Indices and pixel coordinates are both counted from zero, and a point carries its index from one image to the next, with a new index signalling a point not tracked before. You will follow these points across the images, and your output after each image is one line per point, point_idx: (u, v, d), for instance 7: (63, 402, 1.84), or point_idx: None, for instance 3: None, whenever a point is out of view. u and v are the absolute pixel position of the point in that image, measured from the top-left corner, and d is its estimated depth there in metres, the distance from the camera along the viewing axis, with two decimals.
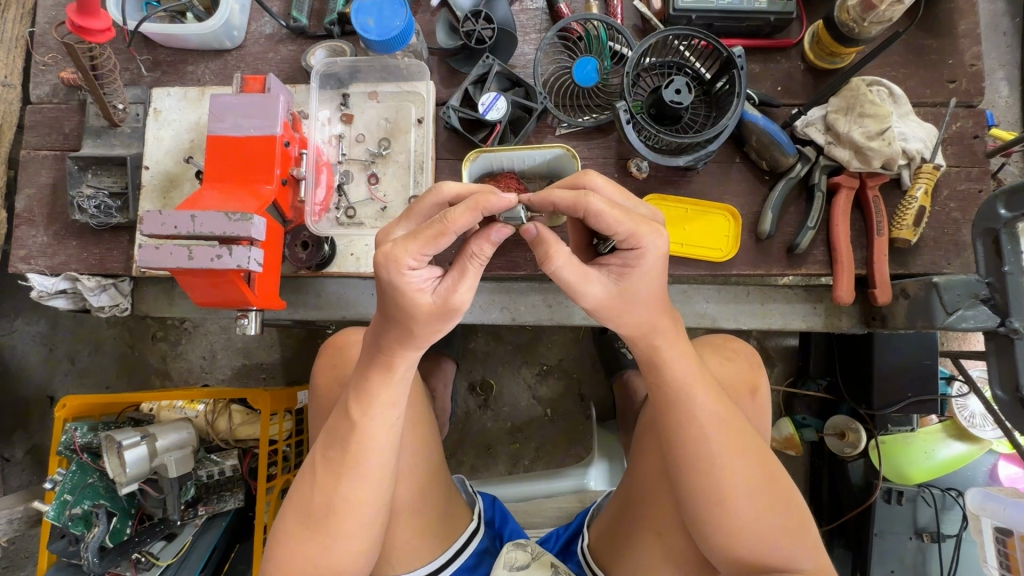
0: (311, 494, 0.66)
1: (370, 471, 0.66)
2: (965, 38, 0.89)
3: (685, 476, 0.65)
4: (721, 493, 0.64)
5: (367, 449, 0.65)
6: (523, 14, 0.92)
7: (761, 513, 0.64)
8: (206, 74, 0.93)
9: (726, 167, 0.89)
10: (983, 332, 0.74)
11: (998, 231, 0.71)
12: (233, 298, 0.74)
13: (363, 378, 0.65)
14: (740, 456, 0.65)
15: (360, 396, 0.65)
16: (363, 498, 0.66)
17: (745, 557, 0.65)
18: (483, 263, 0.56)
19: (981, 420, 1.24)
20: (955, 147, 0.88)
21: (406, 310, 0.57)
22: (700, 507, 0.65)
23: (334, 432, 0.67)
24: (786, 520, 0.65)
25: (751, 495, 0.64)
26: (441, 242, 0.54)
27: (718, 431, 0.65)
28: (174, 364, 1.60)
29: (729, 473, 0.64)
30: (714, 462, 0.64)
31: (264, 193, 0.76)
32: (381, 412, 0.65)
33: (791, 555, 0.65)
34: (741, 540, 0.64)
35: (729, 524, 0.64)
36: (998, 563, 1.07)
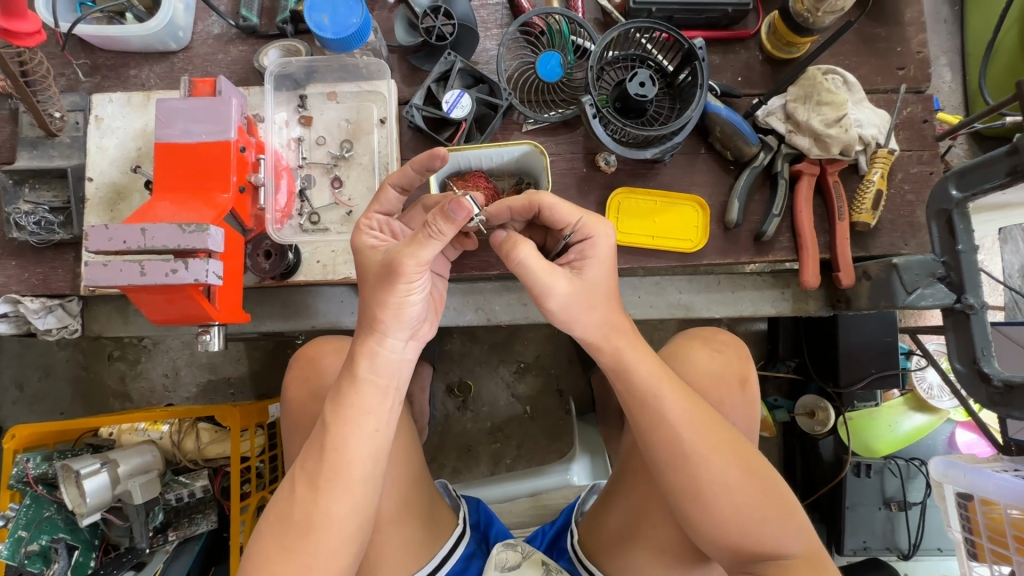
0: (291, 512, 0.63)
1: (349, 483, 0.63)
2: (911, 26, 0.92)
3: (664, 472, 0.66)
4: (700, 487, 0.64)
5: (345, 460, 0.62)
6: (483, 9, 0.91)
7: (745, 499, 0.64)
8: (152, 77, 0.88)
9: (692, 158, 0.90)
10: (942, 309, 0.77)
11: (951, 212, 0.74)
12: (193, 314, 0.70)
13: (340, 389, 0.64)
14: (717, 447, 0.66)
15: (339, 404, 0.63)
16: (341, 512, 0.62)
17: (728, 544, 0.65)
18: (437, 241, 0.58)
19: (939, 392, 1.30)
20: (907, 132, 0.91)
21: (362, 265, 0.64)
22: (682, 502, 0.65)
23: (314, 445, 0.64)
24: (771, 506, 0.65)
25: (730, 484, 0.64)
26: (386, 198, 0.70)
27: (692, 427, 0.66)
28: (134, 384, 1.53)
29: (708, 466, 0.65)
30: (696, 459, 0.65)
31: (220, 202, 0.73)
32: (357, 423, 0.63)
33: (781, 542, 0.65)
34: (728, 530, 0.64)
35: (717, 515, 0.64)
36: (961, 526, 1.14)
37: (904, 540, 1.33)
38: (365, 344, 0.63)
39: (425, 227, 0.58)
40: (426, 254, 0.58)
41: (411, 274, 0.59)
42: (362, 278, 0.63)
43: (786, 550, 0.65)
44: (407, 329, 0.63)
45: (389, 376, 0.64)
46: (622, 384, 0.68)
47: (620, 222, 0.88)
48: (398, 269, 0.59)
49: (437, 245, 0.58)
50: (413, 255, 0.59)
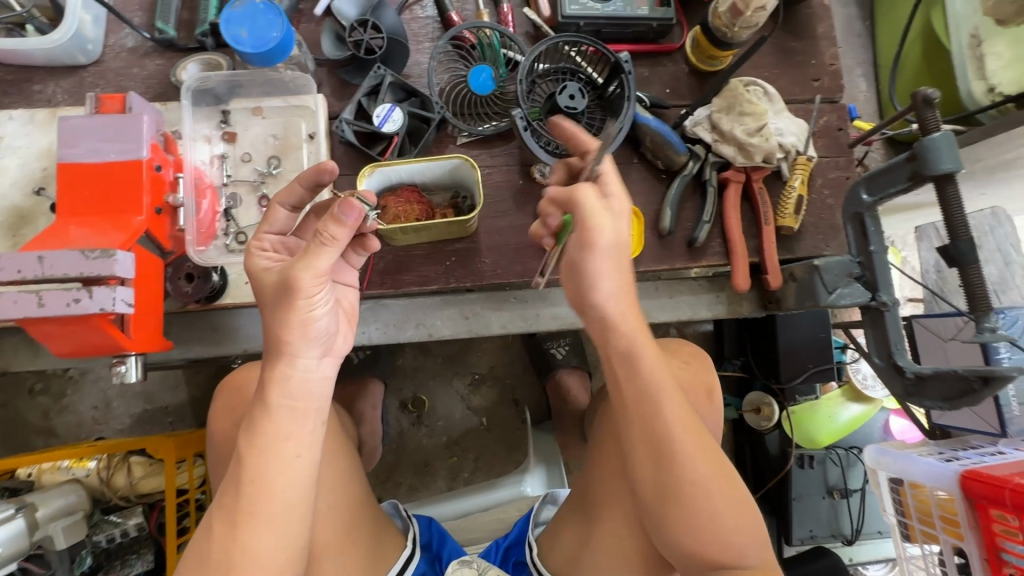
0: (207, 555, 0.58)
1: (269, 515, 0.58)
2: (824, 40, 0.98)
3: (645, 469, 0.64)
4: (686, 489, 0.62)
5: (264, 492, 0.58)
6: (414, 22, 0.90)
7: (726, 506, 0.63)
8: (58, 93, 0.83)
9: (625, 168, 0.92)
10: (859, 306, 0.81)
11: (862, 215, 0.79)
12: (104, 346, 0.65)
13: (253, 417, 0.60)
14: (703, 452, 0.64)
15: (252, 432, 0.59)
16: (267, 550, 0.58)
17: (693, 553, 0.64)
18: (337, 246, 0.56)
19: (871, 381, 1.37)
20: (824, 140, 0.96)
21: (259, 289, 0.61)
22: (667, 501, 0.63)
23: (230, 480, 0.59)
24: (746, 517, 0.64)
25: (710, 491, 0.63)
26: (274, 216, 0.66)
27: (685, 428, 0.63)
28: (60, 418, 1.44)
29: (692, 469, 0.63)
30: (687, 460, 0.63)
31: (133, 225, 0.69)
32: (275, 449, 0.59)
33: (747, 555, 0.64)
34: (704, 536, 0.63)
35: (697, 519, 0.62)
36: (895, 508, 1.21)
37: (847, 525, 1.40)
38: (275, 366, 0.59)
39: (318, 237, 0.57)
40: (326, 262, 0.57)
41: (310, 287, 0.57)
42: (262, 301, 0.61)
43: (750, 562, 0.64)
44: (318, 347, 0.61)
45: (308, 398, 0.61)
46: (622, 373, 0.65)
47: None
48: (295, 284, 0.57)
49: (333, 253, 0.57)
50: (309, 269, 0.57)
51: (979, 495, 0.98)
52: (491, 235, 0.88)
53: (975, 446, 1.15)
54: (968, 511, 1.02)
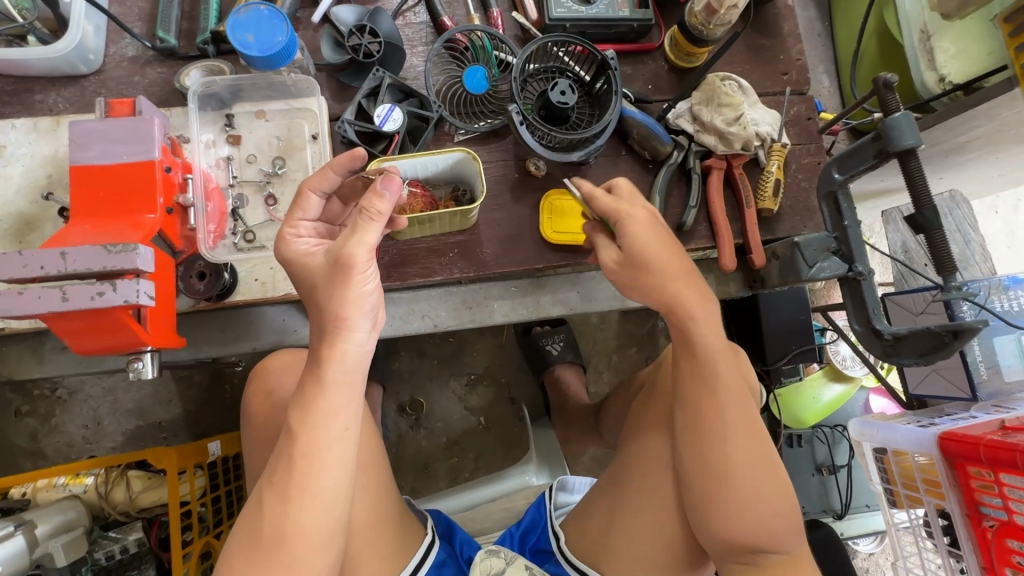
0: (259, 525, 0.60)
1: (319, 489, 0.61)
2: (790, 37, 1.06)
3: (696, 445, 0.71)
4: (731, 473, 0.68)
5: (314, 466, 0.61)
6: (408, 28, 0.95)
7: (763, 493, 0.69)
8: (60, 102, 0.84)
9: (614, 159, 0.97)
10: (839, 278, 0.87)
11: (836, 192, 0.85)
12: (123, 340, 0.67)
13: (301, 392, 0.62)
14: (749, 436, 0.70)
15: (302, 408, 0.62)
16: (317, 526, 0.61)
17: (729, 536, 0.69)
18: (384, 218, 0.62)
19: (852, 362, 1.46)
20: (796, 129, 1.04)
21: (307, 272, 0.65)
22: (711, 483, 0.69)
23: (279, 453, 0.62)
24: (781, 506, 0.69)
25: (754, 472, 0.69)
26: (306, 203, 0.70)
27: (735, 413, 0.70)
28: (49, 440, 1.41)
29: (739, 451, 0.69)
30: (732, 445, 0.69)
31: (147, 223, 0.70)
32: (323, 424, 0.62)
33: (779, 540, 0.69)
34: (740, 519, 0.68)
35: (734, 502, 0.68)
36: (880, 477, 1.28)
37: (838, 500, 1.47)
38: (332, 345, 0.62)
39: (362, 213, 0.62)
40: (373, 236, 0.62)
41: (360, 261, 0.61)
42: (311, 282, 0.64)
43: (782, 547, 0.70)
44: (368, 319, 0.63)
45: (359, 372, 0.64)
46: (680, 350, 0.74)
47: (552, 222, 0.93)
48: (349, 259, 0.61)
49: (379, 227, 0.62)
50: (360, 242, 0.61)
51: (956, 454, 1.04)
52: (491, 227, 0.92)
53: (948, 412, 1.21)
54: (947, 470, 1.08)
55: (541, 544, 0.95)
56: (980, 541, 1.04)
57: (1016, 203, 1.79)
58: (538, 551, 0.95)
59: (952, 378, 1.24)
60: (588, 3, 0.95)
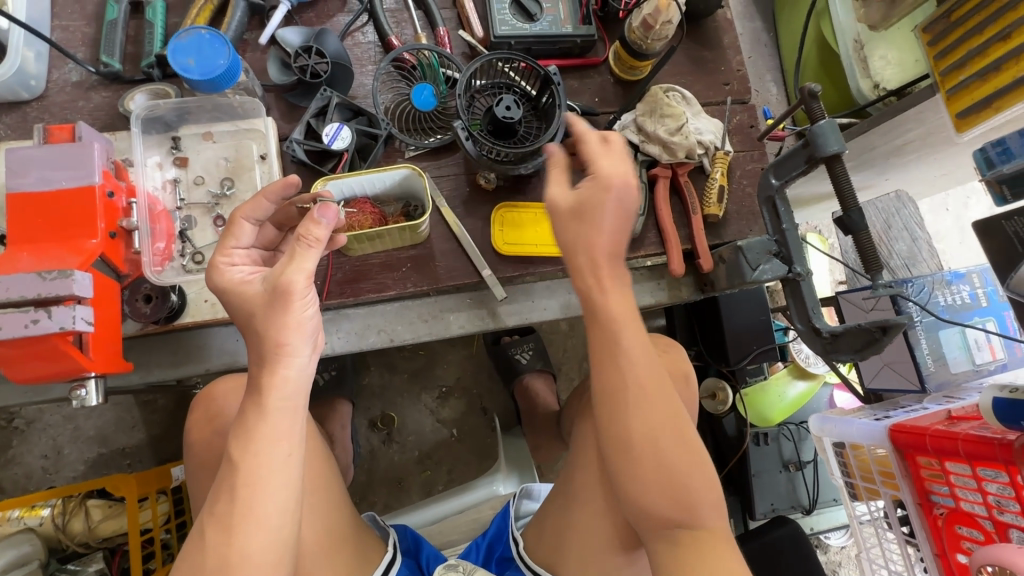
0: (201, 561, 0.59)
1: (264, 516, 0.60)
2: (730, 49, 1.10)
3: (597, 417, 0.65)
4: (631, 441, 0.62)
5: (259, 493, 0.60)
6: (356, 47, 0.96)
7: (674, 463, 0.61)
8: (2, 129, 0.84)
9: (564, 171, 1.00)
10: (780, 279, 0.90)
11: (773, 197, 0.88)
12: (63, 368, 0.66)
13: (242, 420, 0.62)
14: (654, 403, 0.63)
15: (241, 436, 0.61)
16: (262, 553, 0.60)
17: (647, 511, 0.62)
18: (322, 246, 0.64)
19: (814, 359, 1.49)
20: (739, 136, 1.07)
21: (242, 299, 0.65)
22: (612, 456, 0.63)
23: (221, 483, 0.61)
24: (695, 474, 0.62)
25: (657, 438, 0.62)
26: (239, 230, 0.71)
27: (636, 373, 0.63)
28: (6, 472, 1.37)
29: (639, 419, 0.62)
30: (630, 411, 0.62)
31: (88, 248, 0.70)
32: (267, 449, 0.62)
33: (698, 515, 0.62)
34: (647, 492, 0.62)
35: (640, 474, 0.62)
36: (841, 472, 1.30)
37: (805, 495, 1.49)
38: (271, 372, 0.62)
39: (300, 241, 0.64)
40: (312, 263, 0.64)
41: (299, 286, 0.63)
42: (247, 310, 0.64)
43: (701, 523, 0.62)
44: (308, 343, 0.65)
45: (300, 396, 0.64)
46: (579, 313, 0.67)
47: (505, 233, 0.95)
48: (287, 286, 0.62)
49: (317, 252, 0.64)
50: (298, 270, 0.63)
51: (905, 445, 1.07)
52: (443, 240, 0.94)
53: (904, 405, 1.25)
54: (901, 463, 1.11)
55: (506, 553, 0.96)
56: (932, 529, 1.07)
57: (964, 199, 1.86)
58: (503, 560, 0.95)
59: (902, 372, 1.27)
60: (532, 21, 0.98)
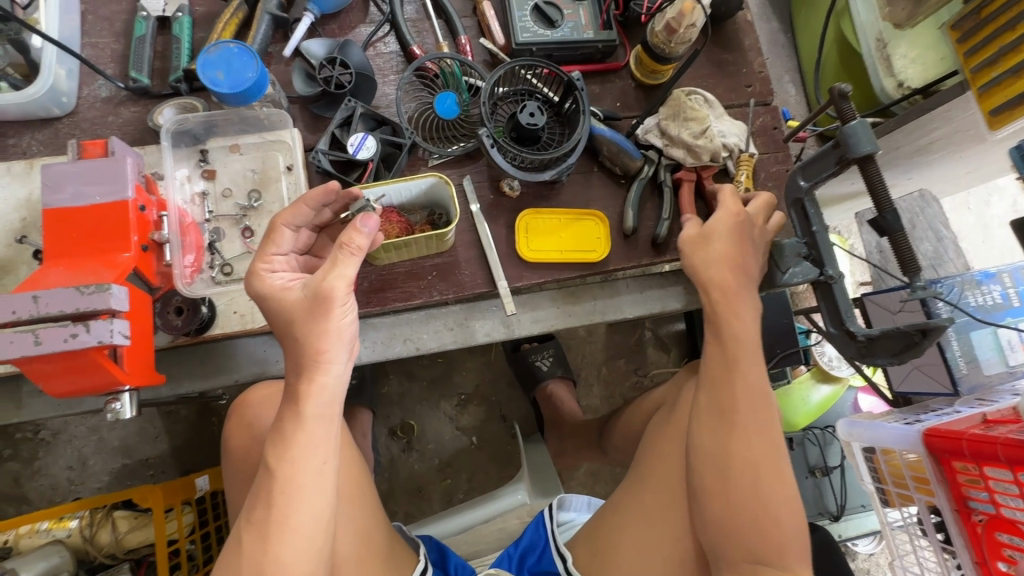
0: (239, 565, 0.60)
1: (299, 526, 0.61)
2: (751, 51, 1.09)
3: (706, 433, 0.76)
4: (737, 461, 0.74)
5: (295, 500, 0.61)
6: (378, 57, 0.97)
7: (769, 489, 0.73)
8: (34, 145, 0.85)
9: (587, 176, 0.99)
10: (811, 282, 0.89)
11: (802, 199, 0.87)
12: (99, 382, 0.66)
13: (279, 428, 0.63)
14: (758, 431, 0.75)
15: (277, 443, 0.62)
16: (297, 561, 0.61)
17: (737, 526, 0.72)
18: (362, 253, 0.65)
19: (837, 362, 1.47)
20: (763, 138, 1.06)
21: (285, 306, 0.66)
22: (719, 471, 0.74)
23: (257, 489, 0.62)
24: (785, 506, 0.73)
25: (760, 462, 0.74)
26: (277, 237, 0.72)
27: (748, 402, 0.76)
28: (32, 483, 1.39)
29: (744, 443, 0.74)
30: (738, 433, 0.75)
31: (122, 262, 0.71)
32: (303, 457, 0.62)
33: (779, 544, 0.72)
34: (745, 510, 0.72)
35: (743, 491, 0.73)
36: (871, 476, 1.28)
37: (832, 502, 1.47)
38: (310, 380, 0.64)
39: (342, 248, 0.65)
40: (352, 269, 0.65)
41: (342, 294, 0.64)
42: (289, 317, 0.65)
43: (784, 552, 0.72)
44: (346, 350, 0.66)
45: (337, 404, 0.65)
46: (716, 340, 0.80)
47: (530, 240, 0.95)
48: (328, 293, 0.64)
49: (358, 261, 0.65)
50: (339, 277, 0.64)
51: (941, 450, 1.05)
52: (468, 248, 0.93)
53: (935, 409, 1.22)
54: (936, 468, 1.08)
55: (543, 567, 0.94)
56: (971, 536, 1.04)
57: (987, 197, 1.82)
58: (537, 572, 0.94)
59: (932, 373, 1.25)
60: (553, 27, 0.98)
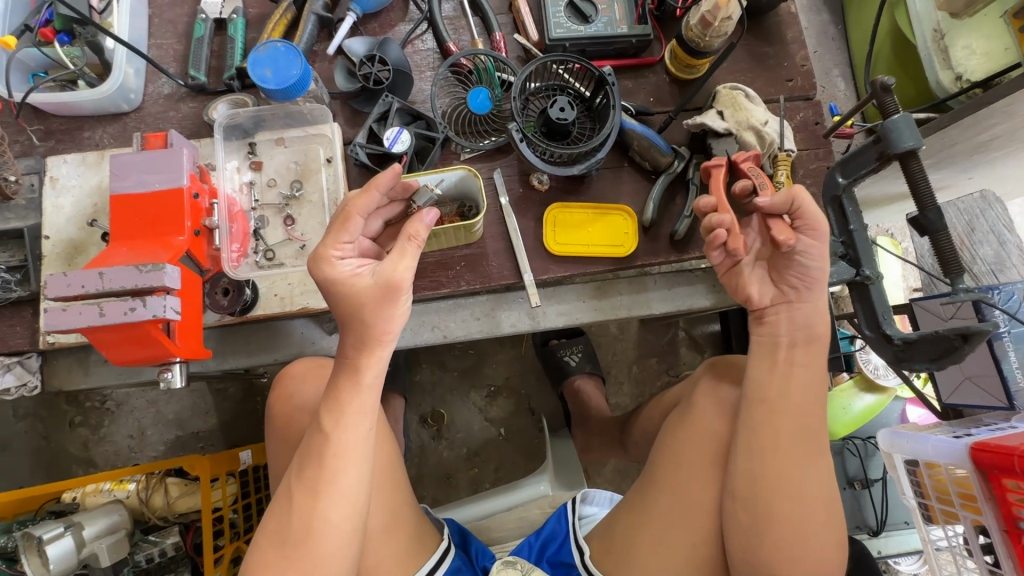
0: (288, 515, 0.68)
1: (344, 485, 0.68)
2: (794, 44, 1.06)
3: (758, 453, 0.75)
4: (788, 479, 0.73)
5: (341, 462, 0.69)
6: (416, 55, 1.00)
7: (813, 505, 0.74)
8: (105, 138, 0.93)
9: (616, 172, 0.99)
10: (847, 283, 0.85)
11: (840, 196, 0.84)
12: (153, 353, 0.73)
13: (332, 392, 0.71)
14: (810, 451, 0.75)
15: (333, 407, 0.70)
16: (341, 518, 0.68)
17: (778, 542, 0.73)
18: (418, 242, 0.71)
19: (884, 370, 1.40)
20: (803, 134, 1.03)
21: (353, 293, 0.69)
22: (769, 489, 0.73)
23: (309, 450, 0.69)
24: (826, 516, 0.74)
25: (807, 481, 0.74)
26: (349, 225, 0.71)
27: (802, 422, 0.75)
28: (98, 448, 1.52)
29: (797, 462, 0.74)
30: (792, 450, 0.74)
31: (176, 245, 0.77)
32: (353, 423, 0.70)
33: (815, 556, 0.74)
34: (789, 527, 0.73)
35: (790, 509, 0.73)
36: (913, 492, 1.22)
37: (873, 516, 1.41)
38: (371, 354, 0.70)
39: (403, 239, 0.70)
40: (415, 261, 0.70)
41: (409, 285, 0.70)
42: (359, 301, 0.69)
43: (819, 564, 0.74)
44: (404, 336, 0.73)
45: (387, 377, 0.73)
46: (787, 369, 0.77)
47: (557, 234, 0.96)
48: (398, 283, 0.69)
49: (418, 251, 0.71)
50: (406, 266, 0.70)
51: (989, 466, 0.98)
52: (496, 240, 0.96)
53: (988, 423, 1.14)
54: (983, 484, 1.02)
55: (562, 557, 0.95)
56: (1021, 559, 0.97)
57: None
58: (556, 562, 0.95)
59: (986, 387, 1.17)
60: (587, 22, 0.98)
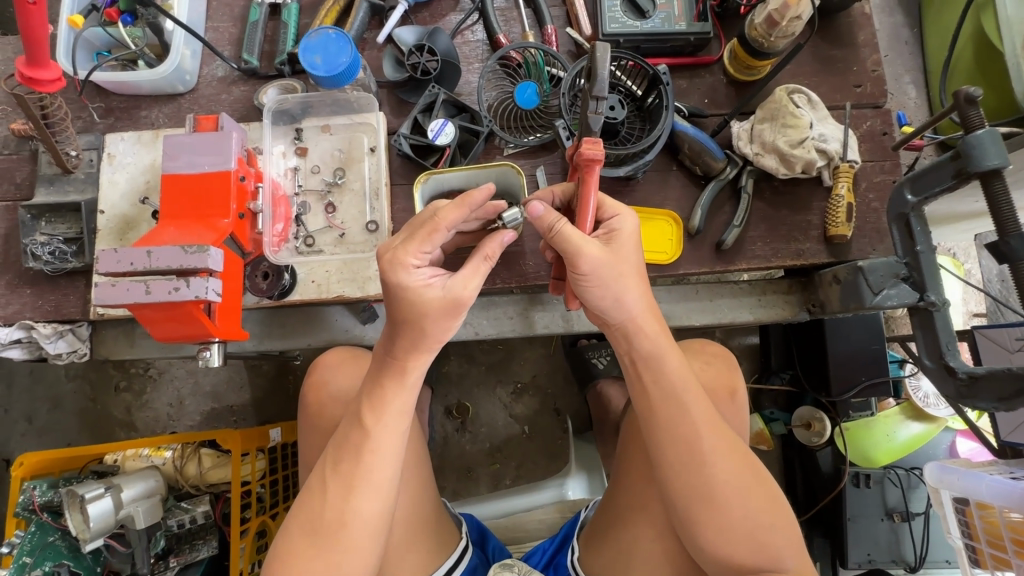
0: (321, 509, 0.67)
1: (378, 479, 0.68)
2: (865, 47, 0.99)
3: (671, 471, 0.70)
4: (713, 490, 0.68)
5: (377, 459, 0.68)
6: (465, 46, 0.99)
7: (751, 507, 0.68)
8: (161, 117, 0.95)
9: (664, 175, 0.95)
10: (907, 308, 0.80)
11: (908, 215, 0.78)
12: (192, 332, 0.74)
13: (376, 388, 0.70)
14: (732, 455, 0.70)
15: (375, 404, 0.69)
16: (371, 513, 0.68)
17: (726, 556, 0.68)
18: (491, 263, 0.69)
19: (934, 400, 1.31)
20: (869, 144, 0.96)
21: (418, 304, 0.66)
22: (693, 506, 0.69)
23: (344, 442, 0.69)
24: (769, 512, 0.69)
25: (737, 485, 0.69)
26: (434, 237, 0.67)
27: (707, 427, 0.70)
28: (140, 414, 1.59)
29: (717, 468, 0.69)
30: (704, 458, 0.69)
31: (221, 227, 0.78)
32: (391, 422, 0.69)
33: (779, 558, 0.68)
34: (733, 539, 0.68)
35: (725, 523, 0.68)
36: (961, 532, 1.14)
37: (910, 552, 1.32)
38: (418, 357, 0.69)
39: (479, 256, 0.69)
40: (484, 279, 0.69)
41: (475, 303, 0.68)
42: (422, 314, 0.66)
43: (785, 565, 0.69)
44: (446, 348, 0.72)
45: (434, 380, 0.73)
46: (648, 378, 0.72)
47: None
48: (465, 299, 0.67)
49: (488, 269, 0.70)
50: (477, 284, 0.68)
51: None
52: (535, 240, 0.94)
53: None
54: None
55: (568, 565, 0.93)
56: None
57: None
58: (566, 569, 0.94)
59: None
60: (643, 18, 0.94)
